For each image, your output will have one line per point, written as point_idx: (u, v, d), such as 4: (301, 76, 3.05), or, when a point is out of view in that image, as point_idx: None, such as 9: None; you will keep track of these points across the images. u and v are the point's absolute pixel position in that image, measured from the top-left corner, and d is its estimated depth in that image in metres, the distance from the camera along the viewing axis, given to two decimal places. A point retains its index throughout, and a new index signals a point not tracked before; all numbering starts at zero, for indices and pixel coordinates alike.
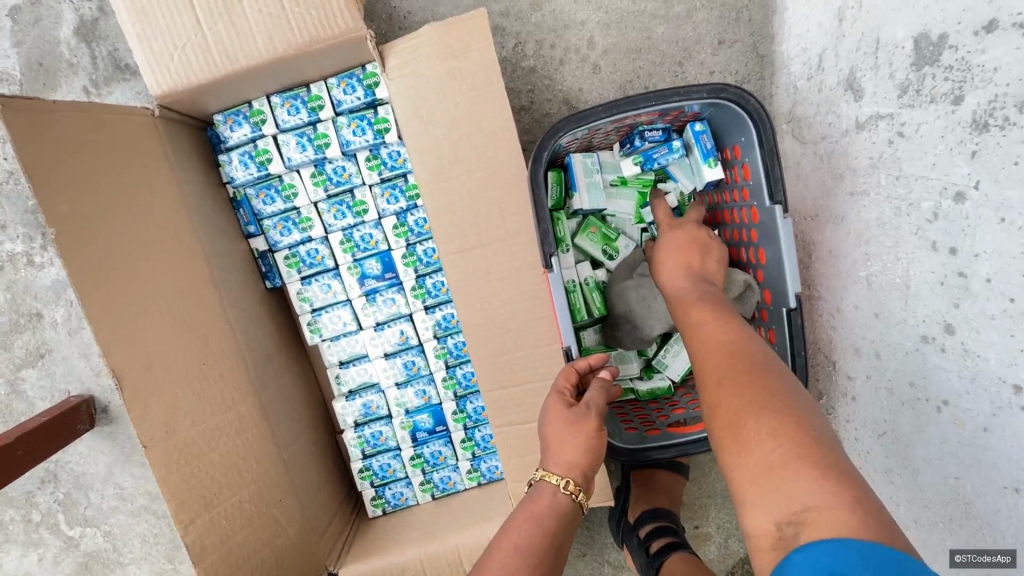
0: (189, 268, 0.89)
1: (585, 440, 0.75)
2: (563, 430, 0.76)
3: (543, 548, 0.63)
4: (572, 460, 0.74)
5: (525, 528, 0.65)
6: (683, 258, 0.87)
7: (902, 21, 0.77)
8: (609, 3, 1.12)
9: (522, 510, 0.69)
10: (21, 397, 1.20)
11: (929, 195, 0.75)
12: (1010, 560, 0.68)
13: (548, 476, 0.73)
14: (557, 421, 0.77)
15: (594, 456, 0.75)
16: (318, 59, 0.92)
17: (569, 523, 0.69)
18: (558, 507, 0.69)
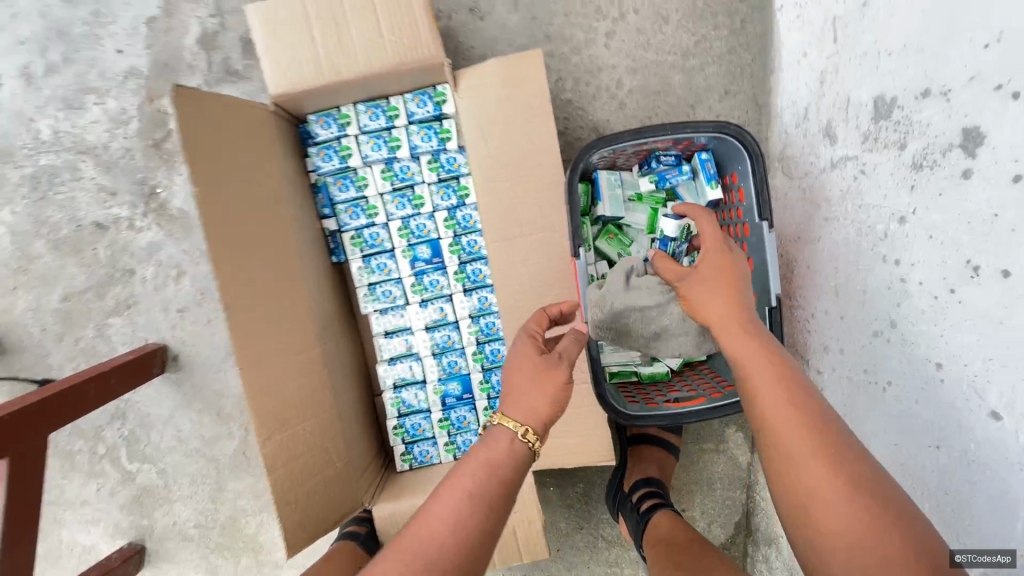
0: (283, 234, 1.10)
1: (548, 389, 0.86)
2: (530, 376, 0.87)
3: (489, 492, 0.75)
4: (534, 405, 0.85)
5: (478, 472, 0.77)
6: (726, 283, 0.84)
7: (867, 86, 0.98)
8: (638, 53, 1.35)
9: (477, 451, 0.80)
10: (105, 342, 1.38)
11: (881, 219, 0.95)
12: (1010, 559, 0.74)
13: (506, 421, 0.83)
14: (528, 368, 0.88)
15: (552, 405, 0.85)
16: (401, 76, 1.14)
17: (519, 466, 0.80)
18: (511, 451, 0.80)
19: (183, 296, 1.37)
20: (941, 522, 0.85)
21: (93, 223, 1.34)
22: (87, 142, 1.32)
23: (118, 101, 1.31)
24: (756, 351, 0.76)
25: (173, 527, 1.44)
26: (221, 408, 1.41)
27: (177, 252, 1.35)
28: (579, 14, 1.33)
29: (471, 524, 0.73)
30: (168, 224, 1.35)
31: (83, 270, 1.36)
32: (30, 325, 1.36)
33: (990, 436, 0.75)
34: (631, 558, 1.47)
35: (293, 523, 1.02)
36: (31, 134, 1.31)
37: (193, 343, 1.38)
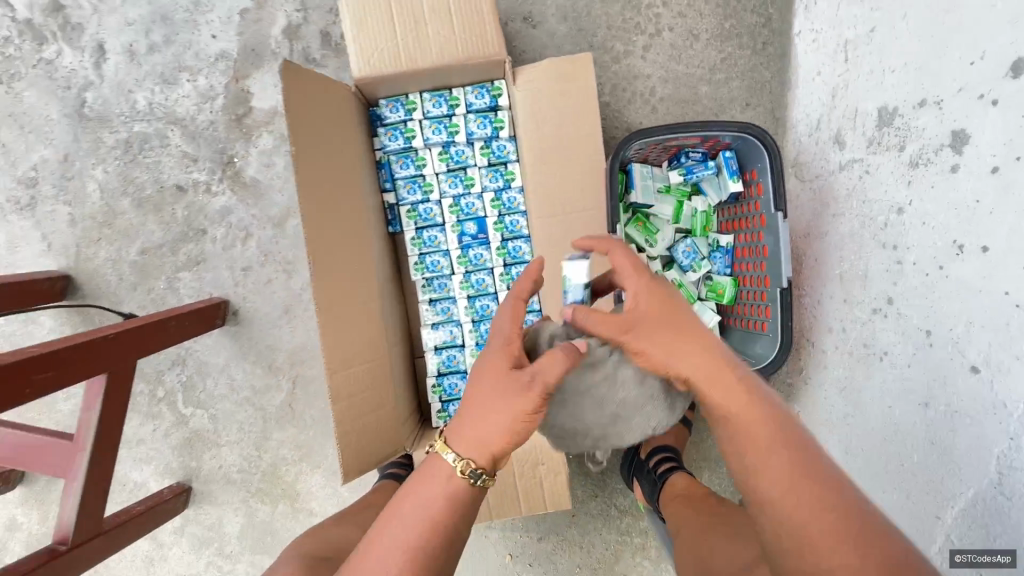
0: (355, 198, 1.24)
1: (504, 424, 0.76)
2: (487, 403, 0.76)
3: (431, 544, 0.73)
4: (484, 440, 0.76)
5: (415, 530, 0.73)
6: (672, 326, 0.79)
7: (873, 98, 1.14)
8: (670, 65, 1.51)
9: (420, 493, 0.76)
10: (174, 294, 1.52)
11: (882, 211, 1.10)
12: (1009, 560, 0.83)
13: (446, 449, 0.77)
14: (486, 391, 0.77)
15: (507, 440, 0.76)
16: (466, 69, 1.30)
17: (466, 511, 0.77)
18: (453, 496, 0.75)
19: (248, 256, 1.51)
20: (928, 469, 0.97)
21: (175, 186, 1.50)
22: (177, 114, 1.48)
23: (208, 79, 1.48)
24: (739, 401, 0.74)
25: (218, 471, 1.55)
26: (272, 361, 1.53)
27: (247, 216, 1.50)
28: (620, 28, 1.51)
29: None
30: (241, 190, 1.50)
31: (161, 227, 1.51)
32: (108, 274, 1.51)
33: (970, 388, 0.89)
34: (641, 527, 1.58)
35: (349, 454, 1.14)
36: (128, 104, 1.48)
37: (252, 300, 1.52)
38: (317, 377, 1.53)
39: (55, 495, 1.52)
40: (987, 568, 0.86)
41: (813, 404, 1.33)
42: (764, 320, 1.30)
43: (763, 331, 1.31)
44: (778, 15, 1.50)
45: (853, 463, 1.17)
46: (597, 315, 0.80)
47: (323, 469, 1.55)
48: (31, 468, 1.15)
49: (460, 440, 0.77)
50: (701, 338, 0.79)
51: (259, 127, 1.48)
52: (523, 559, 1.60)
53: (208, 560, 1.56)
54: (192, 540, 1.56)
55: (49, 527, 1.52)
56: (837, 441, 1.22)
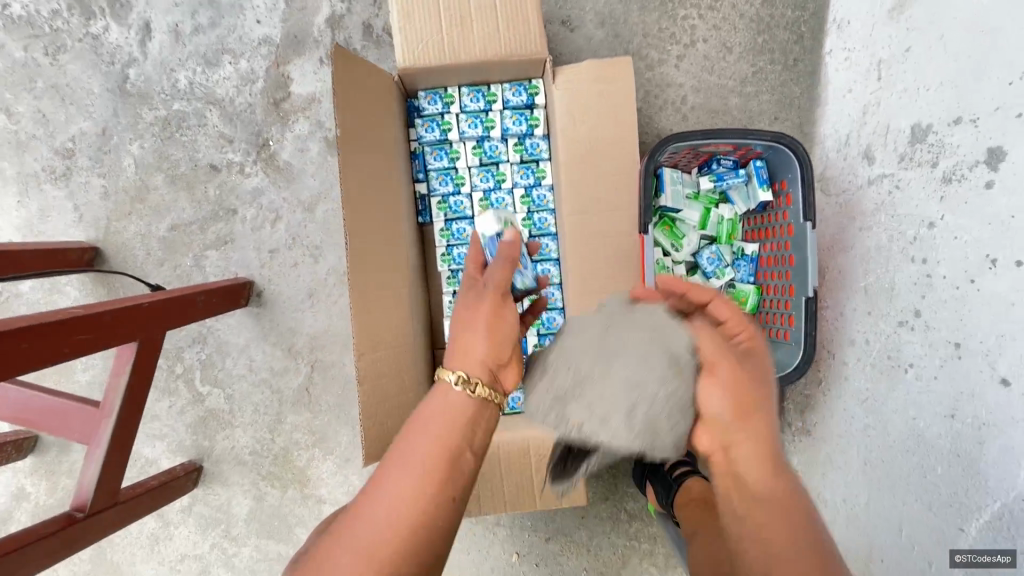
0: (391, 183, 1.26)
1: (484, 329, 0.88)
2: (466, 327, 0.89)
3: (440, 458, 0.75)
4: (474, 352, 0.86)
5: (424, 448, 0.75)
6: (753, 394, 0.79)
7: (906, 115, 1.16)
8: (702, 76, 1.55)
9: (421, 425, 0.79)
10: (200, 271, 1.53)
11: (912, 225, 1.11)
12: (1009, 559, 0.87)
13: (445, 374, 0.83)
14: (462, 323, 0.90)
15: (495, 343, 0.88)
16: (506, 67, 1.33)
17: (473, 425, 0.81)
18: (456, 409, 0.81)
19: (276, 239, 1.52)
20: (952, 482, 0.98)
21: (209, 164, 1.52)
22: (217, 95, 1.51)
23: (250, 63, 1.50)
24: (775, 494, 0.70)
25: (230, 452, 1.55)
26: (293, 344, 1.53)
27: (278, 199, 1.51)
28: (655, 36, 1.54)
29: (413, 510, 0.70)
30: (274, 173, 1.51)
31: (193, 205, 1.52)
32: (136, 248, 1.53)
33: (1000, 400, 0.90)
34: (649, 533, 1.57)
35: (373, 438, 1.13)
36: (170, 82, 1.51)
37: (277, 282, 1.53)
38: (336, 362, 1.53)
39: (65, 467, 1.51)
40: (987, 568, 0.90)
41: (832, 416, 1.33)
42: (787, 328, 1.31)
43: (785, 340, 1.32)
44: (810, 33, 1.52)
45: (872, 473, 1.17)
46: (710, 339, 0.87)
47: (335, 456, 1.53)
48: (57, 431, 1.18)
49: (456, 363, 0.84)
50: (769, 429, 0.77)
51: (296, 112, 1.51)
52: (530, 559, 1.59)
53: (213, 542, 1.55)
54: (199, 520, 1.55)
55: (57, 498, 1.51)
56: (857, 452, 1.22)
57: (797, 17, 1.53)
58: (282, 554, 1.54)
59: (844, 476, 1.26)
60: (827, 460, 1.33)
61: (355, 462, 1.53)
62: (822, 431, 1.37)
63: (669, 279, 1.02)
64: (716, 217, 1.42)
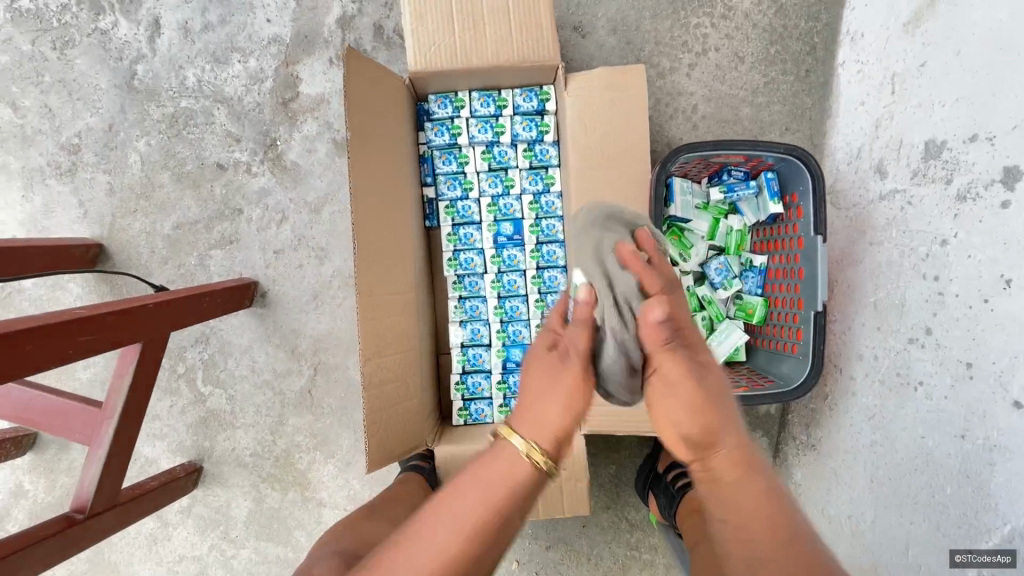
0: (400, 187, 1.25)
1: (563, 402, 0.79)
2: (540, 385, 0.80)
3: (487, 524, 0.68)
4: (548, 422, 0.77)
5: (474, 503, 0.69)
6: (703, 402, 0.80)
7: (919, 131, 1.15)
8: (714, 85, 1.54)
9: (472, 479, 0.71)
10: (204, 270, 1.52)
11: (924, 242, 1.10)
12: (1009, 559, 0.89)
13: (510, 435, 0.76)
14: (538, 377, 0.81)
15: (569, 419, 0.79)
16: (517, 72, 1.32)
17: (529, 492, 0.73)
18: (516, 477, 0.72)
19: (282, 239, 1.51)
20: (962, 502, 0.97)
21: (215, 163, 1.51)
22: (225, 94, 1.50)
23: (259, 62, 1.49)
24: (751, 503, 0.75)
25: (231, 453, 1.53)
26: (296, 346, 1.52)
27: (284, 199, 1.50)
28: (667, 44, 1.54)
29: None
30: (281, 173, 1.50)
31: (198, 204, 1.51)
32: (140, 246, 1.52)
33: (1013, 422, 0.89)
34: (650, 543, 1.56)
35: (377, 445, 1.12)
36: (178, 80, 1.50)
37: (281, 283, 1.51)
38: (340, 365, 1.52)
39: (64, 465, 1.50)
40: (986, 568, 0.92)
41: (838, 430, 1.32)
42: (796, 342, 1.30)
43: (792, 353, 1.31)
44: (822, 44, 1.51)
45: (879, 490, 1.17)
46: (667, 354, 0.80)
47: (337, 459, 1.52)
48: (58, 432, 1.18)
49: (526, 426, 0.77)
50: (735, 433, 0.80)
51: (305, 112, 1.50)
52: (530, 567, 1.58)
53: (212, 543, 1.54)
54: (198, 521, 1.54)
55: (55, 497, 1.50)
56: (863, 468, 1.22)
57: (810, 28, 1.52)
58: (281, 557, 1.53)
59: (849, 492, 1.26)
60: (833, 475, 1.32)
61: (356, 466, 1.52)
62: (828, 446, 1.36)
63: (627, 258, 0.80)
64: (724, 228, 1.42)
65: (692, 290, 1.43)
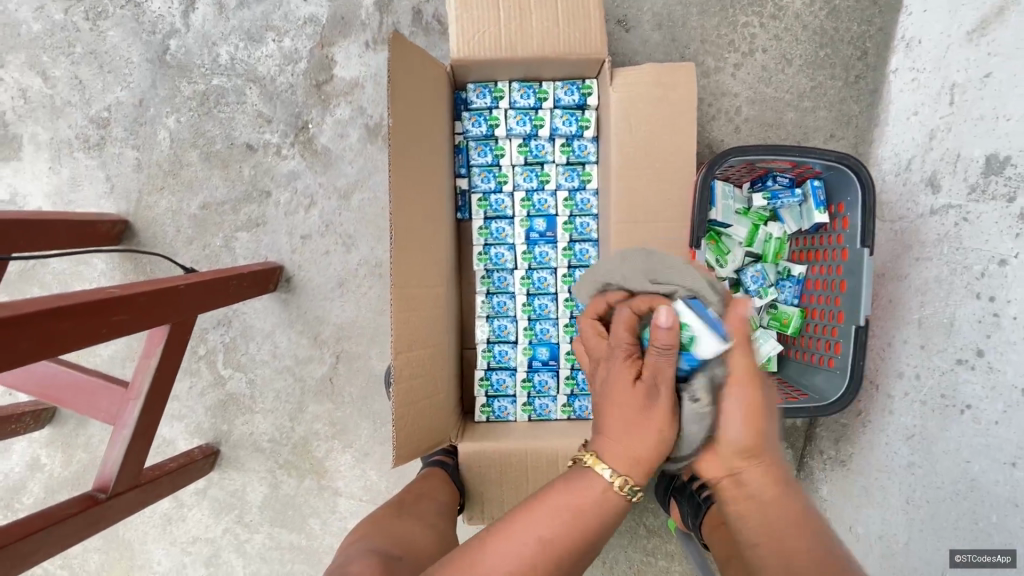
0: (436, 178, 1.21)
1: (654, 441, 0.72)
2: (627, 419, 0.73)
3: (564, 549, 0.68)
4: (637, 457, 0.72)
5: (555, 524, 0.69)
6: (764, 415, 0.78)
7: (979, 144, 1.10)
8: (759, 87, 1.49)
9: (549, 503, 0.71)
10: (229, 252, 1.49)
11: (979, 261, 1.06)
12: (1009, 559, 0.95)
13: (600, 465, 0.72)
14: (620, 412, 0.73)
15: (659, 454, 0.73)
16: (561, 64, 1.28)
17: (607, 520, 0.72)
18: (601, 509, 0.71)
19: (309, 224, 1.48)
20: (1008, 532, 0.96)
21: (245, 143, 1.48)
22: (258, 73, 1.47)
23: (294, 42, 1.46)
24: (789, 521, 0.73)
25: (248, 437, 1.52)
26: (318, 333, 1.50)
27: (314, 183, 1.48)
28: (713, 43, 1.49)
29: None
30: (312, 158, 1.47)
31: (226, 184, 1.49)
32: (166, 224, 1.50)
33: None
34: (666, 550, 1.54)
35: (402, 439, 1.09)
36: (211, 56, 1.47)
37: (307, 269, 1.49)
38: (361, 355, 1.50)
39: (82, 440, 1.49)
40: (986, 567, 0.98)
41: (872, 448, 1.29)
42: (832, 355, 1.26)
43: (828, 366, 1.27)
44: (874, 50, 1.46)
45: (915, 512, 1.14)
46: (749, 352, 0.76)
47: (355, 449, 1.51)
48: (83, 409, 1.17)
49: (613, 459, 0.72)
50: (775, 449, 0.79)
51: (338, 96, 1.46)
52: None
53: (225, 526, 1.53)
54: (213, 504, 1.53)
55: (72, 472, 1.49)
56: (898, 489, 1.19)
57: (863, 32, 1.47)
58: (295, 544, 1.52)
59: (881, 512, 1.23)
60: (864, 493, 1.29)
61: (373, 457, 1.51)
62: (859, 464, 1.33)
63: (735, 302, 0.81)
64: (764, 234, 1.38)
65: None
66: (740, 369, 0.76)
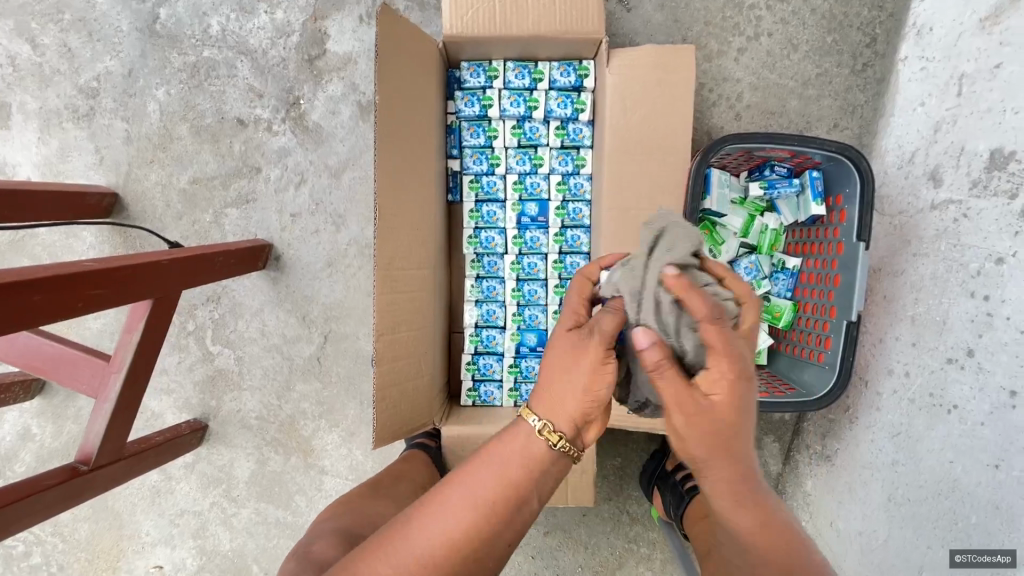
0: (426, 157, 1.19)
1: (579, 390, 0.74)
2: (557, 368, 0.76)
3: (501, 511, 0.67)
4: (564, 405, 0.74)
5: (491, 484, 0.68)
6: (713, 430, 0.71)
7: (985, 137, 1.06)
8: (762, 73, 1.45)
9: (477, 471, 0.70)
10: (219, 229, 1.48)
11: (976, 258, 1.03)
12: (1009, 559, 0.92)
13: (527, 414, 0.75)
14: (552, 359, 0.77)
15: (586, 407, 0.74)
16: (557, 43, 1.24)
17: (543, 481, 0.72)
18: (529, 460, 0.71)
19: (299, 202, 1.47)
20: (987, 532, 0.95)
21: (236, 118, 1.46)
22: (249, 45, 1.44)
23: (286, 14, 1.43)
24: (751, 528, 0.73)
25: (237, 414, 1.53)
26: (307, 313, 1.49)
27: (304, 161, 1.45)
28: (717, 26, 1.45)
29: (460, 566, 0.65)
30: (303, 134, 1.45)
31: (216, 159, 1.47)
32: (155, 198, 1.48)
33: None
34: (649, 538, 1.55)
35: (383, 420, 1.09)
36: (201, 27, 1.44)
37: (297, 247, 1.48)
38: (349, 335, 1.49)
39: (71, 412, 1.51)
40: (986, 568, 0.94)
41: (857, 445, 1.28)
42: (822, 351, 1.24)
43: (817, 362, 1.25)
44: (884, 36, 1.42)
45: (897, 509, 1.13)
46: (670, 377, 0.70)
47: (341, 429, 1.51)
48: (66, 381, 1.17)
49: (538, 404, 0.74)
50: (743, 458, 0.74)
51: (331, 71, 1.43)
52: (526, 551, 1.57)
53: (213, 500, 1.54)
54: (200, 478, 1.54)
55: (61, 442, 1.51)
56: (882, 484, 1.18)
57: (873, 17, 1.42)
58: (280, 519, 1.53)
59: (864, 508, 1.22)
60: (847, 489, 1.29)
61: (359, 437, 1.51)
62: (844, 459, 1.32)
63: (668, 283, 0.71)
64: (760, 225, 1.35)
65: None
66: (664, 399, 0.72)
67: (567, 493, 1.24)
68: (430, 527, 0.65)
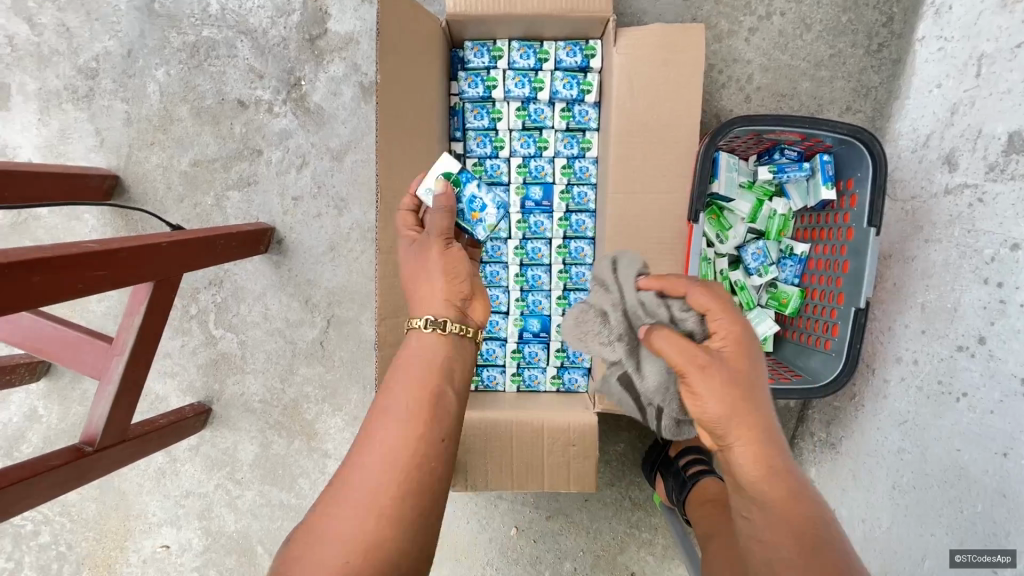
0: (428, 138, 1.16)
1: (441, 279, 0.88)
2: (418, 279, 0.89)
3: (424, 413, 0.73)
4: (436, 296, 0.86)
5: (403, 400, 0.75)
6: (735, 385, 0.76)
7: (1003, 120, 1.03)
8: (774, 53, 1.41)
9: (381, 424, 0.72)
10: (220, 212, 1.47)
11: (990, 244, 1.01)
12: (1009, 559, 0.92)
13: (414, 323, 0.85)
14: (413, 278, 0.90)
15: (455, 287, 0.88)
16: (563, 22, 1.21)
17: (449, 368, 0.81)
18: (433, 354, 0.81)
19: (301, 185, 1.45)
20: (992, 522, 0.94)
21: (236, 99, 1.44)
22: (249, 25, 1.41)
23: None
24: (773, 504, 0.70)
25: (240, 397, 1.53)
26: (310, 297, 1.49)
27: (306, 143, 1.44)
28: (728, 4, 1.41)
29: (412, 482, 0.68)
30: (305, 115, 1.43)
31: (217, 141, 1.45)
32: (157, 180, 1.47)
33: None
34: (650, 523, 1.55)
35: None
36: (200, 6, 1.41)
37: (299, 231, 1.47)
38: (352, 320, 1.49)
39: (77, 394, 1.52)
40: (986, 567, 0.94)
41: (862, 433, 1.27)
42: (829, 338, 1.22)
43: (824, 349, 1.23)
44: (901, 15, 1.37)
45: (901, 497, 1.13)
46: (675, 340, 0.81)
47: (344, 413, 1.51)
48: (70, 364, 1.17)
49: (417, 311, 0.86)
50: (761, 420, 0.76)
51: (332, 51, 1.41)
52: (528, 535, 1.58)
53: (218, 482, 1.56)
54: (205, 460, 1.55)
55: (68, 423, 1.52)
56: (887, 472, 1.17)
57: None
58: (284, 502, 1.54)
59: (867, 496, 1.22)
60: (851, 477, 1.28)
61: (362, 421, 1.51)
62: (849, 447, 1.31)
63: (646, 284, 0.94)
64: (769, 210, 1.33)
65: (725, 274, 1.36)
66: (673, 358, 0.80)
67: (569, 479, 1.23)
68: (370, 468, 0.68)
